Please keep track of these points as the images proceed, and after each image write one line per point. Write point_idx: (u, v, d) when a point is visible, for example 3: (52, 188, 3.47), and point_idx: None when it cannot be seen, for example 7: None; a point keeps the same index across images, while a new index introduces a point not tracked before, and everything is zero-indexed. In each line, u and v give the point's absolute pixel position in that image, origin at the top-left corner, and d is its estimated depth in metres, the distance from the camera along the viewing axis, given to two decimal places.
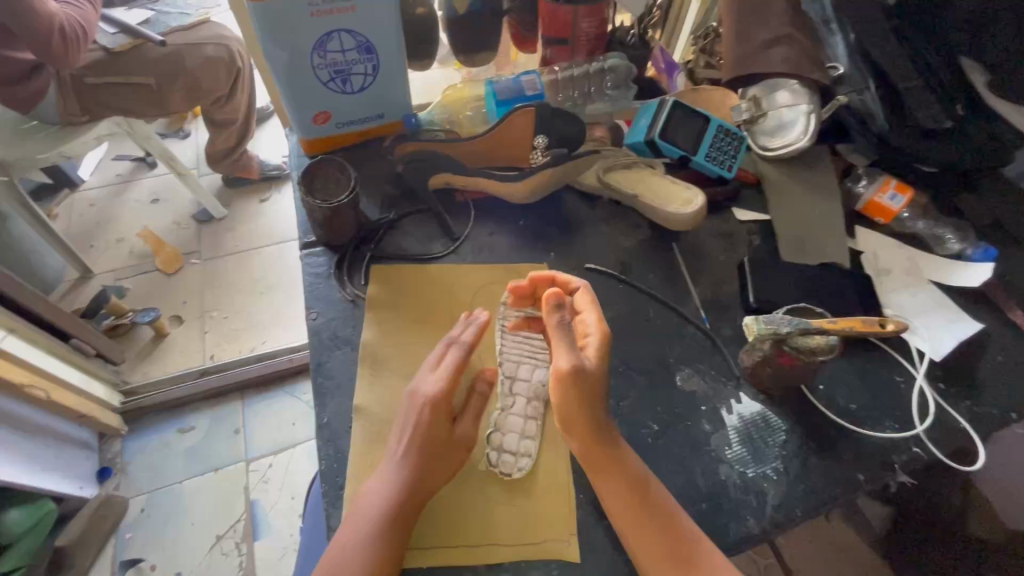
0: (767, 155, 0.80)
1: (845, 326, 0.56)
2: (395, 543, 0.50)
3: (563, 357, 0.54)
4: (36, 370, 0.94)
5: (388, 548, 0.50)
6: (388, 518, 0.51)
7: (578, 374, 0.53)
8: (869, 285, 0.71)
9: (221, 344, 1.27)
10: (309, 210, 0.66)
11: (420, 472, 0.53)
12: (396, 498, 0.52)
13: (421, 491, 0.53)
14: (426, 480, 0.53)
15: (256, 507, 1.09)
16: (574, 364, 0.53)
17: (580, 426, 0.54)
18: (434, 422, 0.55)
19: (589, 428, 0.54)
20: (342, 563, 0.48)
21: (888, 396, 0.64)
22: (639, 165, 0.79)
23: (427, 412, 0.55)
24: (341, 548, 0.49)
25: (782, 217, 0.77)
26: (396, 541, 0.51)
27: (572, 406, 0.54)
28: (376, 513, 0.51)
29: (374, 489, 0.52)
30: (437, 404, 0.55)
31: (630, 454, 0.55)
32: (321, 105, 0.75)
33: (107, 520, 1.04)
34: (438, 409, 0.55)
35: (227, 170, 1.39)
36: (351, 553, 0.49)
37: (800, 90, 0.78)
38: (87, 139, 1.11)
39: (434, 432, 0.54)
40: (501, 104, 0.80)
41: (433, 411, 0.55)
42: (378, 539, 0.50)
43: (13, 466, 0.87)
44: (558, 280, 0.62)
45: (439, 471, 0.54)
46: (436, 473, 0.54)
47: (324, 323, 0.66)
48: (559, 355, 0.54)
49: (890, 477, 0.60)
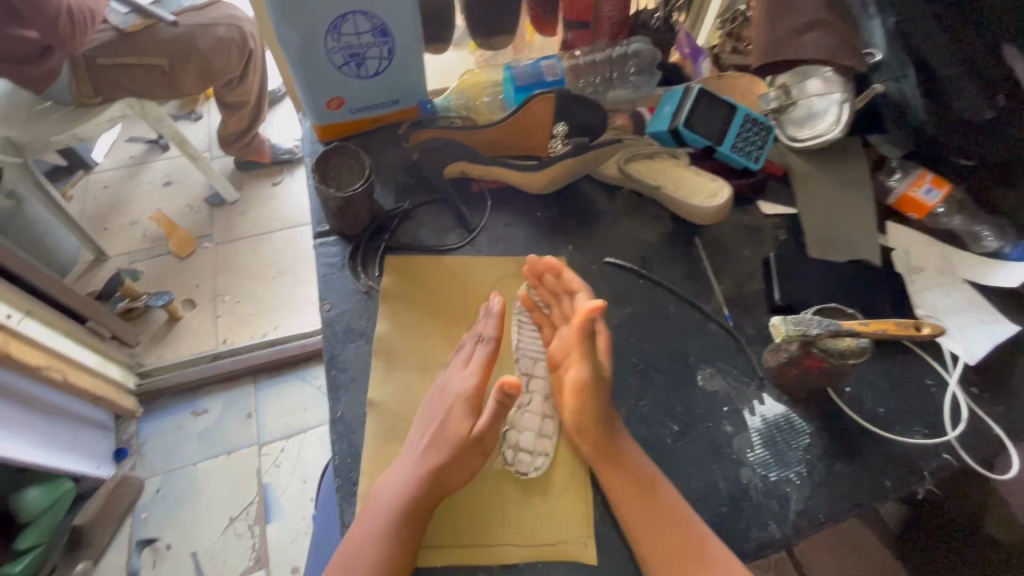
0: (795, 147, 0.76)
1: (878, 329, 0.55)
2: (411, 536, 0.50)
3: (577, 367, 0.57)
4: (54, 353, 0.95)
5: (406, 541, 0.50)
6: (405, 511, 0.51)
7: (594, 380, 0.56)
8: (900, 284, 0.69)
9: (233, 328, 1.26)
10: (323, 199, 0.65)
11: (438, 468, 0.53)
12: (414, 492, 0.52)
13: (438, 487, 0.53)
14: (445, 475, 0.53)
15: (268, 491, 1.10)
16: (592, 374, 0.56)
17: (592, 428, 0.55)
18: (459, 419, 0.55)
19: (601, 432, 0.55)
20: (356, 557, 0.49)
21: (917, 400, 0.62)
22: (662, 155, 0.76)
23: (460, 405, 0.56)
24: (355, 542, 0.50)
25: (810, 211, 0.74)
26: (413, 534, 0.50)
27: (585, 413, 0.55)
28: (387, 509, 0.51)
29: (393, 483, 0.52)
30: (470, 401, 0.56)
31: (637, 454, 0.55)
32: (335, 90, 0.73)
33: (123, 499, 1.05)
34: (467, 407, 0.56)
35: (239, 154, 1.38)
36: (368, 540, 0.49)
37: (833, 78, 0.74)
38: (99, 121, 1.10)
39: (456, 429, 0.54)
40: (518, 90, 0.77)
41: (465, 408, 0.56)
42: (395, 531, 0.50)
43: (30, 446, 0.88)
44: (563, 276, 0.64)
45: (460, 469, 0.54)
46: (457, 470, 0.53)
47: (337, 315, 0.65)
48: (578, 364, 0.57)
49: (919, 483, 0.58)
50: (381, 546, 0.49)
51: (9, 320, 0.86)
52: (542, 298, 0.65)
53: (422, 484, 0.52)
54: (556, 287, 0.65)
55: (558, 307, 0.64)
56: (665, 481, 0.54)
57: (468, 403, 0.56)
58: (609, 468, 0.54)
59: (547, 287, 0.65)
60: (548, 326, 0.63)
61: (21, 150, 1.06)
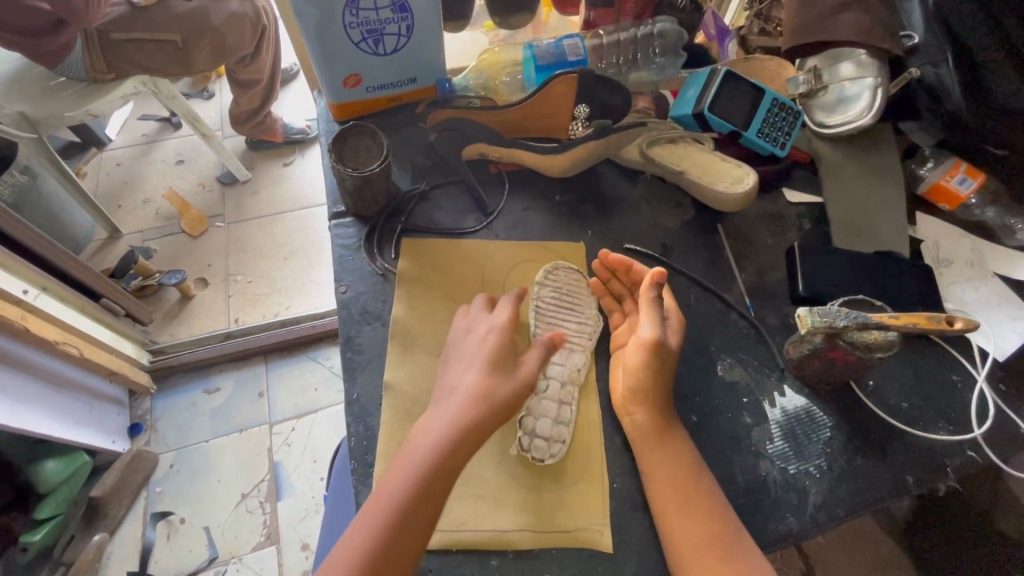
0: (823, 134, 0.74)
1: (907, 322, 0.51)
2: (434, 491, 0.47)
3: (647, 327, 0.56)
4: (69, 328, 0.95)
5: (429, 495, 0.47)
6: (445, 447, 0.49)
7: (661, 343, 0.55)
8: (929, 277, 0.67)
9: (245, 308, 1.27)
10: (340, 179, 0.64)
11: (470, 418, 0.50)
12: (440, 448, 0.48)
13: (464, 446, 0.49)
14: (477, 427, 0.50)
15: (279, 468, 1.11)
16: (658, 335, 0.56)
17: (652, 393, 0.55)
18: (496, 350, 0.54)
19: (660, 397, 0.56)
20: (392, 493, 0.47)
21: (942, 395, 0.61)
22: (685, 139, 0.74)
23: (495, 337, 0.55)
24: (393, 476, 0.48)
25: (837, 200, 0.72)
26: (435, 489, 0.47)
27: (651, 375, 0.55)
28: (429, 446, 0.49)
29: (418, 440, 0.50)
30: (504, 333, 0.55)
31: (677, 442, 0.54)
32: (351, 68, 0.71)
33: (138, 473, 1.06)
34: (504, 338, 0.55)
35: (251, 133, 1.37)
36: (406, 469, 0.48)
37: (866, 61, 0.71)
38: (113, 97, 1.09)
39: (497, 358, 0.53)
40: (541, 70, 0.76)
41: (500, 338, 0.55)
42: (417, 484, 0.47)
43: (47, 418, 0.90)
44: (633, 270, 0.63)
45: (495, 415, 0.51)
46: (502, 405, 0.51)
47: (353, 297, 0.64)
48: (644, 324, 0.57)
49: (941, 480, 0.57)
50: (409, 479, 0.47)
51: (26, 296, 0.87)
52: (615, 289, 0.65)
53: (451, 438, 0.49)
54: (628, 282, 0.65)
55: (631, 298, 0.65)
56: (704, 471, 0.53)
57: (507, 333, 0.55)
58: (654, 450, 0.54)
59: (619, 280, 0.65)
60: (618, 312, 0.64)
61: (36, 126, 1.07)
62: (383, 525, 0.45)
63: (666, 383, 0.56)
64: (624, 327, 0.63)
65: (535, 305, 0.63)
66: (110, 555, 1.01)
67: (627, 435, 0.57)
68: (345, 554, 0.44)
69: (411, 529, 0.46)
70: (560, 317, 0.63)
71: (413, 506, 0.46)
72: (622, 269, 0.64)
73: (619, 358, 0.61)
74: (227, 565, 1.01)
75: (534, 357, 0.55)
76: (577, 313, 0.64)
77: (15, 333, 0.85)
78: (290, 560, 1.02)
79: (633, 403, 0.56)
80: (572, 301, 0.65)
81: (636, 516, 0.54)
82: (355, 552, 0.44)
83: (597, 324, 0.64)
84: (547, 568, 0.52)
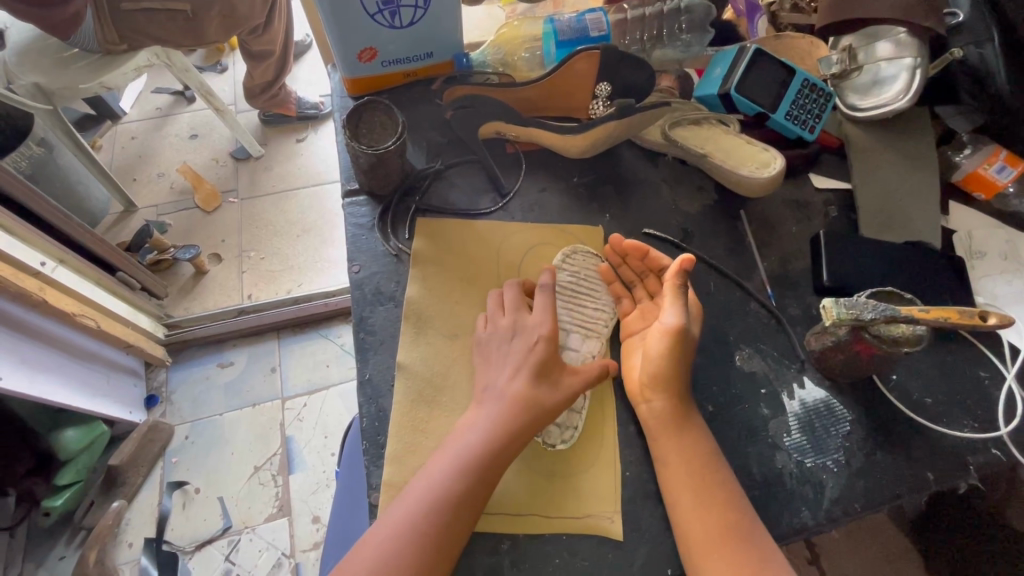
0: (855, 117, 0.71)
1: (938, 316, 0.49)
2: (469, 509, 0.48)
3: (669, 314, 0.55)
4: (86, 301, 0.96)
5: (467, 503, 0.48)
6: (489, 452, 0.50)
7: (684, 331, 0.54)
8: (961, 269, 0.64)
9: (258, 284, 1.27)
10: (354, 155, 0.62)
11: (505, 432, 0.51)
12: (475, 461, 0.50)
13: (499, 460, 0.50)
14: (514, 439, 0.51)
15: (291, 443, 1.12)
16: (682, 323, 0.54)
17: (673, 380, 0.54)
18: (542, 360, 0.54)
19: (681, 384, 0.55)
20: (433, 486, 0.48)
21: (968, 391, 0.59)
22: (710, 121, 0.72)
23: (544, 347, 0.55)
24: (435, 471, 0.49)
25: (867, 187, 0.69)
26: (469, 508, 0.48)
27: (673, 361, 0.54)
28: (473, 448, 0.50)
29: (452, 455, 0.50)
30: (552, 343, 0.56)
31: (697, 431, 0.54)
32: (366, 41, 0.69)
33: (155, 443, 1.08)
34: (552, 347, 0.55)
35: (264, 105, 1.37)
36: (449, 465, 0.49)
37: (907, 41, 0.68)
38: (127, 70, 1.08)
39: (544, 367, 0.54)
40: (562, 46, 0.74)
41: (547, 349, 0.55)
42: (452, 503, 0.48)
43: (65, 388, 0.91)
44: (649, 256, 0.62)
45: (531, 425, 0.52)
46: (543, 418, 0.53)
47: (366, 277, 0.64)
48: (667, 311, 0.55)
49: (963, 478, 0.55)
50: (452, 477, 0.49)
51: (43, 268, 0.87)
52: (624, 276, 0.64)
53: (489, 450, 0.50)
54: (639, 268, 0.63)
55: (642, 286, 0.63)
56: (720, 462, 0.52)
57: (554, 342, 0.56)
58: (668, 437, 0.53)
59: (630, 267, 0.64)
60: (628, 299, 0.63)
61: (50, 97, 1.09)
62: (428, 519, 0.47)
63: (683, 371, 0.55)
64: (635, 314, 0.61)
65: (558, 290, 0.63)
66: (128, 522, 1.04)
67: (643, 422, 0.56)
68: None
69: (449, 545, 0.47)
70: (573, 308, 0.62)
71: (455, 502, 0.48)
72: (638, 257, 0.62)
73: (632, 345, 0.60)
74: (240, 535, 1.03)
75: (583, 374, 0.55)
76: (592, 298, 0.63)
77: (34, 305, 0.85)
78: (301, 532, 1.04)
79: (652, 390, 0.55)
80: (587, 287, 0.64)
81: (648, 505, 0.54)
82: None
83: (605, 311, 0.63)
84: (557, 553, 0.52)
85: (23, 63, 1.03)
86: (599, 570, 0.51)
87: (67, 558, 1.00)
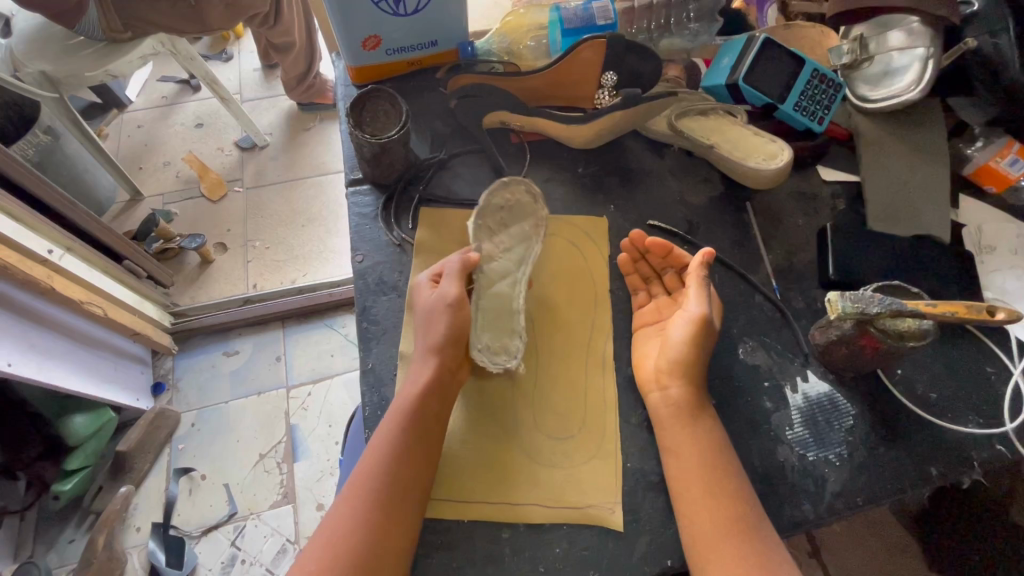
0: (866, 108, 0.70)
1: (944, 310, 0.49)
2: (420, 460, 0.50)
3: (694, 304, 0.56)
4: (94, 288, 0.97)
5: (412, 456, 0.50)
6: (418, 399, 0.52)
7: (710, 321, 0.55)
8: (969, 264, 0.64)
9: (263, 273, 1.28)
10: (357, 144, 0.62)
11: (432, 379, 0.53)
12: (404, 418, 0.51)
13: (431, 416, 0.52)
14: (439, 382, 0.53)
15: (296, 431, 1.13)
16: (707, 312, 0.55)
17: (692, 366, 0.54)
18: (425, 299, 0.56)
19: (699, 372, 0.55)
20: (378, 443, 0.50)
21: (974, 388, 0.59)
22: (717, 112, 0.71)
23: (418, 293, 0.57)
24: (381, 429, 0.51)
25: (876, 179, 0.68)
26: (417, 462, 0.50)
27: (694, 350, 0.54)
28: (406, 399, 0.52)
29: (386, 418, 0.52)
30: (423, 286, 0.58)
31: (707, 422, 0.53)
32: (371, 29, 0.68)
33: (161, 430, 1.09)
34: (424, 287, 0.57)
35: (302, 98, 1.42)
36: (389, 421, 0.51)
37: (919, 30, 0.66)
38: (132, 58, 1.07)
39: (423, 304, 0.56)
40: (568, 35, 0.73)
41: (423, 292, 0.57)
42: (398, 457, 0.50)
43: (73, 374, 0.92)
44: (672, 254, 0.61)
45: (449, 376, 0.54)
46: (446, 349, 0.54)
47: (370, 266, 0.64)
48: (691, 301, 0.56)
49: (967, 473, 0.55)
50: (396, 431, 0.50)
51: (51, 255, 0.88)
52: (641, 271, 0.64)
53: (414, 405, 0.52)
54: (658, 264, 0.63)
55: (660, 281, 0.63)
56: (725, 455, 0.52)
57: (426, 284, 0.58)
58: (678, 430, 0.53)
59: (648, 262, 0.64)
60: (644, 292, 0.63)
61: (58, 86, 1.08)
62: (378, 476, 0.49)
63: (702, 360, 0.55)
64: (650, 307, 0.62)
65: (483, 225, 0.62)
66: (135, 507, 1.05)
67: (652, 411, 0.56)
68: (330, 549, 0.46)
69: (405, 502, 0.48)
70: (487, 236, 0.61)
71: (404, 458, 0.50)
72: (660, 254, 0.61)
73: (644, 336, 0.60)
74: (245, 521, 1.04)
75: (448, 282, 0.56)
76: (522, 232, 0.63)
77: (41, 292, 0.86)
78: (305, 519, 1.05)
79: (669, 376, 0.55)
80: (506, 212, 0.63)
81: (650, 497, 0.54)
82: (342, 543, 0.46)
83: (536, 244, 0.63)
84: (558, 542, 0.52)
85: (30, 50, 1.02)
86: (600, 561, 0.51)
87: (77, 542, 1.01)
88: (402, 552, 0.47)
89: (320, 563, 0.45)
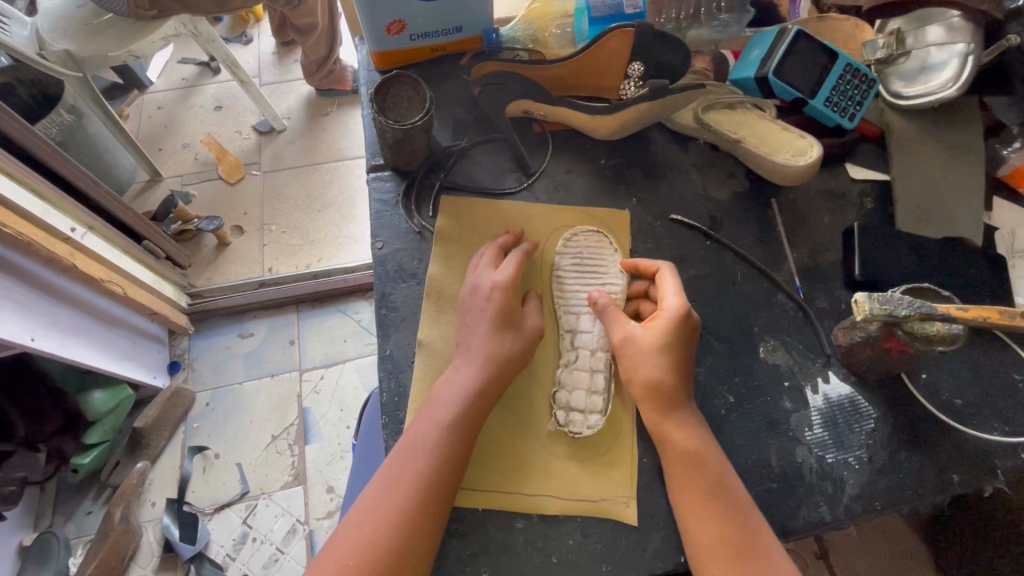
0: (899, 105, 0.68)
1: (977, 315, 0.47)
2: (462, 460, 0.50)
3: (625, 329, 0.55)
4: (114, 268, 0.98)
5: (452, 456, 0.50)
6: (464, 406, 0.51)
7: (632, 341, 0.54)
8: (1002, 268, 0.62)
9: (279, 258, 1.28)
10: (380, 130, 0.62)
11: (483, 386, 0.52)
12: (454, 416, 0.51)
13: (474, 418, 0.52)
14: (490, 390, 0.53)
15: (308, 414, 1.14)
16: (626, 336, 0.55)
17: (676, 383, 0.53)
18: (512, 306, 0.56)
19: (679, 387, 0.53)
20: (418, 443, 0.50)
21: (1000, 394, 0.57)
22: (745, 105, 0.69)
23: (500, 296, 0.56)
24: (417, 429, 0.51)
25: (905, 182, 0.66)
26: (454, 463, 0.50)
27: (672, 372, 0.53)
28: (454, 403, 0.51)
29: (436, 412, 0.51)
30: (508, 293, 0.56)
31: (696, 422, 0.53)
32: (396, 14, 0.68)
33: (176, 409, 1.11)
34: (507, 294, 0.56)
35: (319, 84, 1.42)
36: (428, 423, 0.51)
37: (959, 26, 0.65)
38: (155, 38, 1.08)
39: (507, 312, 0.55)
40: (595, 23, 0.72)
41: (503, 300, 0.56)
42: (439, 455, 0.49)
43: (92, 351, 0.93)
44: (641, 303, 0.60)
45: (506, 374, 0.54)
46: (484, 351, 0.54)
47: (389, 254, 0.64)
48: (620, 329, 0.55)
49: (991, 481, 0.54)
50: (440, 431, 0.50)
51: (74, 233, 0.89)
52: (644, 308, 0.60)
53: (463, 409, 0.51)
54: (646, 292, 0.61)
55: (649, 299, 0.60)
56: (720, 457, 0.51)
57: (511, 292, 0.56)
58: (695, 436, 0.51)
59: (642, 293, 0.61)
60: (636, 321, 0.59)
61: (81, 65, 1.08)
62: (419, 471, 0.48)
63: (680, 374, 0.53)
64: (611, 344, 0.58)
65: (556, 274, 0.62)
66: (151, 482, 1.08)
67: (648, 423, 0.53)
68: (367, 545, 0.45)
69: (435, 498, 0.48)
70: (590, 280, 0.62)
71: (443, 458, 0.49)
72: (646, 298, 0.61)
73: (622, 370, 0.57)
74: (257, 500, 1.06)
75: (534, 313, 0.58)
76: (599, 278, 0.62)
77: (64, 269, 0.87)
78: (315, 501, 1.06)
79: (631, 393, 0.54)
80: (591, 261, 0.63)
81: (663, 493, 0.54)
82: (382, 539, 0.46)
83: (619, 283, 0.62)
84: (570, 534, 0.52)
85: (56, 29, 1.03)
86: (612, 553, 0.51)
87: (94, 514, 1.04)
88: (429, 547, 0.47)
89: (358, 557, 0.45)
